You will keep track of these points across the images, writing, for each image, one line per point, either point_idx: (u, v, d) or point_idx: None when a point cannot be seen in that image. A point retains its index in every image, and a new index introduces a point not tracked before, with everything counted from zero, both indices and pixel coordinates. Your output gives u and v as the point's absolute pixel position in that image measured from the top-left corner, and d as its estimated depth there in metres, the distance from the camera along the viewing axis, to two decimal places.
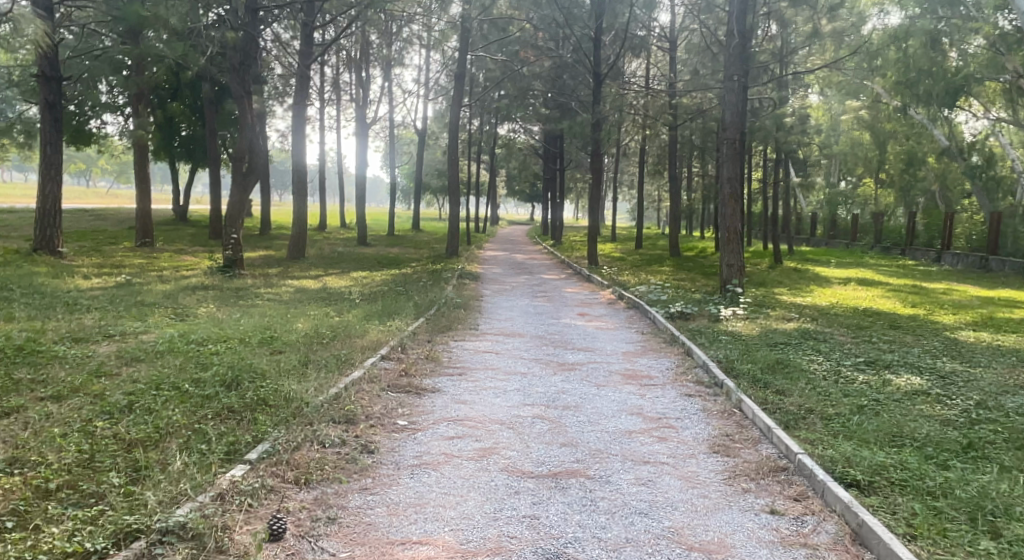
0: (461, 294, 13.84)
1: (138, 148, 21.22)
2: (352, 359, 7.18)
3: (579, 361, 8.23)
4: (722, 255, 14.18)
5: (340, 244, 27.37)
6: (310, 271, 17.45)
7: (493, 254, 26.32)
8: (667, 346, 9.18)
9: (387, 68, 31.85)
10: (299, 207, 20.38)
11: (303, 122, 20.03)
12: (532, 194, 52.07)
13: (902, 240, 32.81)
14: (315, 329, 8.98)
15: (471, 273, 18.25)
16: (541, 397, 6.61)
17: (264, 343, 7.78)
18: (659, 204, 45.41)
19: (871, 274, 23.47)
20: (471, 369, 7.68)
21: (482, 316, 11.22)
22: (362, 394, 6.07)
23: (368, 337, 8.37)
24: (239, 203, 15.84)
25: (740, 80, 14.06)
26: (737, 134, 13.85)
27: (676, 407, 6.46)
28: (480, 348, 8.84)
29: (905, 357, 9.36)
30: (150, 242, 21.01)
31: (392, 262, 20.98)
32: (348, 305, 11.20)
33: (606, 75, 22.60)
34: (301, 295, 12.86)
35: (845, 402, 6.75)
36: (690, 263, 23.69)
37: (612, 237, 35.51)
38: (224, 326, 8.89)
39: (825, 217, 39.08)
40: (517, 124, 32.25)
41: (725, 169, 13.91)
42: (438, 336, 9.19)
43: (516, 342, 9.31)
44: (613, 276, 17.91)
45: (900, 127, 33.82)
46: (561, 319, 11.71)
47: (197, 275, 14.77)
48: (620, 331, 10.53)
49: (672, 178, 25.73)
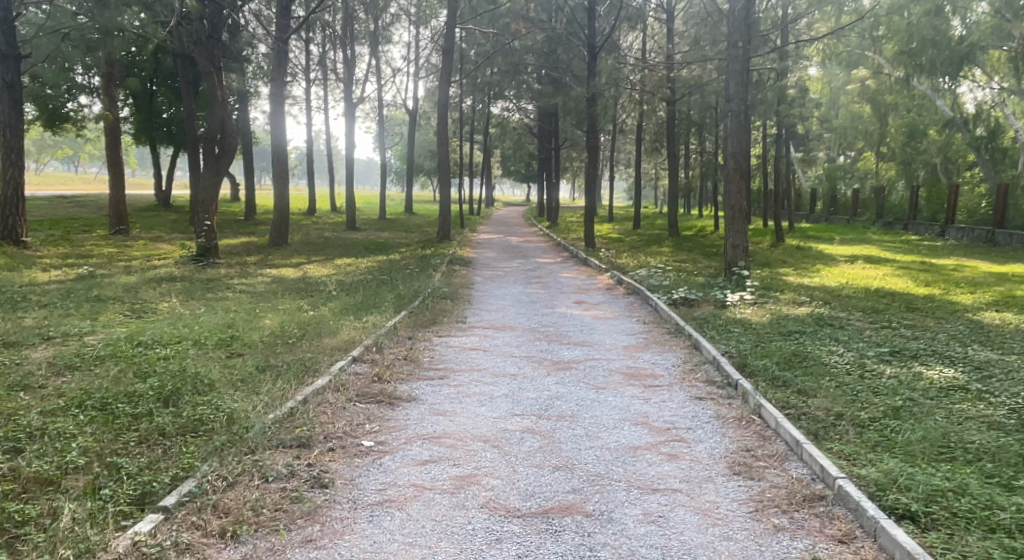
0: (450, 281, 13.01)
1: (110, 132, 20.26)
2: (319, 363, 6.34)
3: (575, 359, 7.42)
4: (727, 235, 13.33)
5: (328, 229, 26.47)
6: (291, 259, 16.59)
7: (486, 236, 25.42)
8: (671, 338, 8.38)
9: (374, 45, 30.79)
10: (280, 190, 19.47)
11: (282, 101, 19.06)
12: (526, 174, 51.12)
13: (905, 215, 31.98)
14: (284, 326, 8.14)
15: (462, 258, 17.41)
16: (532, 405, 5.78)
17: (220, 345, 6.94)
18: (656, 181, 44.51)
19: (877, 251, 22.65)
20: (454, 371, 6.85)
21: (471, 307, 10.39)
22: (323, 408, 5.21)
23: (342, 336, 7.53)
24: (213, 186, 14.96)
25: (745, 47, 13.11)
26: (742, 106, 12.95)
27: (685, 415, 5.63)
28: (466, 344, 8.01)
29: (931, 345, 8.52)
30: (125, 230, 20.15)
31: (379, 247, 20.11)
32: (326, 297, 10.36)
33: (600, 48, 21.62)
34: (278, 286, 12.00)
35: (878, 404, 5.92)
36: (689, 243, 22.86)
37: (608, 217, 34.65)
38: (181, 324, 8.05)
39: (825, 193, 38.23)
40: (509, 102, 31.30)
41: (730, 144, 13.03)
42: (420, 332, 8.35)
43: (506, 337, 8.47)
44: (610, 259, 17.08)
45: (902, 99, 32.91)
46: (555, 308, 10.88)
47: (168, 265, 13.93)
48: (619, 321, 9.72)
49: (669, 155, 24.83)
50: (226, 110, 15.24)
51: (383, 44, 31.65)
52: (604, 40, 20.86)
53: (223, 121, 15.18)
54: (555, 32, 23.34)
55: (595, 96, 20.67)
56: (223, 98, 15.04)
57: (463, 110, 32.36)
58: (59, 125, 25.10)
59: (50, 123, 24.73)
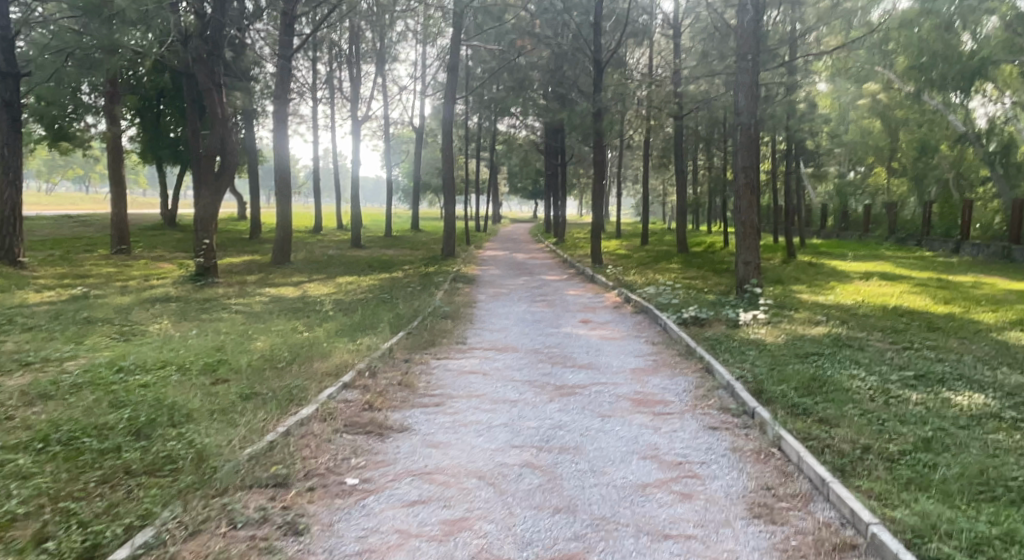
0: (452, 300, 12.61)
1: (113, 151, 20.01)
2: (308, 390, 5.94)
3: (580, 384, 7.00)
4: (738, 252, 12.91)
5: (333, 247, 26.16)
6: (292, 278, 16.24)
7: (493, 254, 25.04)
8: (682, 361, 7.96)
9: (380, 62, 30.64)
10: (282, 208, 19.17)
11: (285, 119, 18.85)
12: (533, 191, 50.85)
13: (918, 230, 31.47)
14: (276, 350, 7.78)
15: (467, 276, 17.02)
16: (533, 436, 5.38)
17: (205, 370, 6.57)
18: (664, 198, 44.14)
19: (891, 267, 22.17)
20: (450, 397, 6.43)
21: (472, 327, 9.99)
22: (306, 440, 4.80)
23: (336, 359, 7.14)
24: (212, 203, 14.68)
25: (755, 61, 12.74)
26: (752, 120, 12.60)
27: (699, 448, 5.23)
28: (465, 368, 7.59)
29: (956, 368, 8.08)
30: (127, 250, 19.89)
31: (383, 265, 19.77)
32: (323, 317, 10.01)
33: (607, 63, 21.32)
34: (276, 306, 11.67)
35: (907, 435, 5.50)
36: (699, 260, 22.42)
37: (616, 234, 34.25)
38: (168, 347, 7.70)
39: (836, 209, 37.77)
40: (516, 119, 31.04)
41: (739, 158, 12.67)
42: (418, 355, 7.96)
43: (508, 359, 8.06)
44: (618, 276, 16.67)
45: (912, 114, 32.53)
46: (561, 328, 10.46)
47: (165, 284, 13.63)
48: (627, 342, 9.30)
49: (678, 171, 24.48)
50: (227, 127, 15.02)
51: (389, 62, 31.54)
52: (610, 55, 20.57)
53: (222, 139, 14.95)
54: (561, 47, 23.09)
55: (602, 111, 20.36)
56: (224, 115, 14.82)
57: (469, 127, 32.15)
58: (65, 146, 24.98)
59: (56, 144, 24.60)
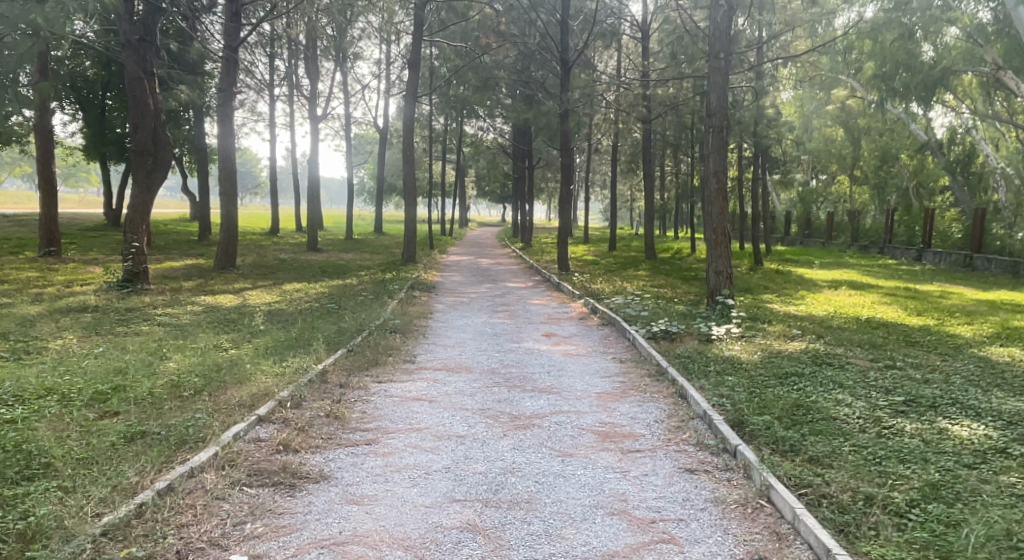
0: (405, 310, 11.72)
1: (41, 145, 19.28)
2: (209, 427, 5.11)
3: (538, 413, 6.11)
4: (708, 261, 12.15)
5: (288, 250, 25.05)
6: (234, 283, 15.25)
7: (455, 258, 24.23)
8: (654, 383, 7.12)
9: (341, 60, 29.55)
10: (228, 209, 18.08)
11: (231, 114, 17.72)
12: (500, 195, 50.08)
13: (881, 238, 31.29)
14: (187, 371, 6.97)
15: (425, 282, 16.14)
16: (481, 483, 4.53)
17: (92, 403, 5.78)
18: (630, 203, 43.64)
19: (858, 275, 21.73)
20: (387, 432, 5.52)
21: (424, 343, 9.06)
22: (190, 500, 4.12)
23: (254, 385, 6.27)
24: (143, 203, 13.66)
25: (728, 58, 11.94)
26: (724, 121, 11.89)
27: (676, 498, 4.42)
28: (410, 394, 6.65)
29: (948, 388, 7.30)
30: (56, 252, 19.29)
31: (336, 270, 18.78)
32: (253, 330, 9.16)
33: (573, 63, 20.56)
34: (207, 317, 10.77)
35: (916, 477, 4.71)
36: (666, 266, 21.89)
37: (581, 238, 33.62)
38: (62, 371, 6.86)
39: (801, 215, 37.51)
40: (482, 122, 30.20)
41: (710, 161, 11.93)
42: (357, 377, 7.06)
43: (459, 383, 7.14)
44: (584, 283, 15.92)
45: (876, 123, 32.34)
46: (521, 343, 9.58)
47: (88, 293, 12.75)
48: (592, 360, 8.46)
49: (644, 175, 23.82)
50: (159, 121, 13.97)
51: (350, 61, 30.48)
52: (577, 55, 19.77)
53: (154, 133, 13.86)
54: (527, 46, 22.30)
55: (566, 113, 19.61)
56: (156, 108, 13.80)
57: (431, 130, 31.18)
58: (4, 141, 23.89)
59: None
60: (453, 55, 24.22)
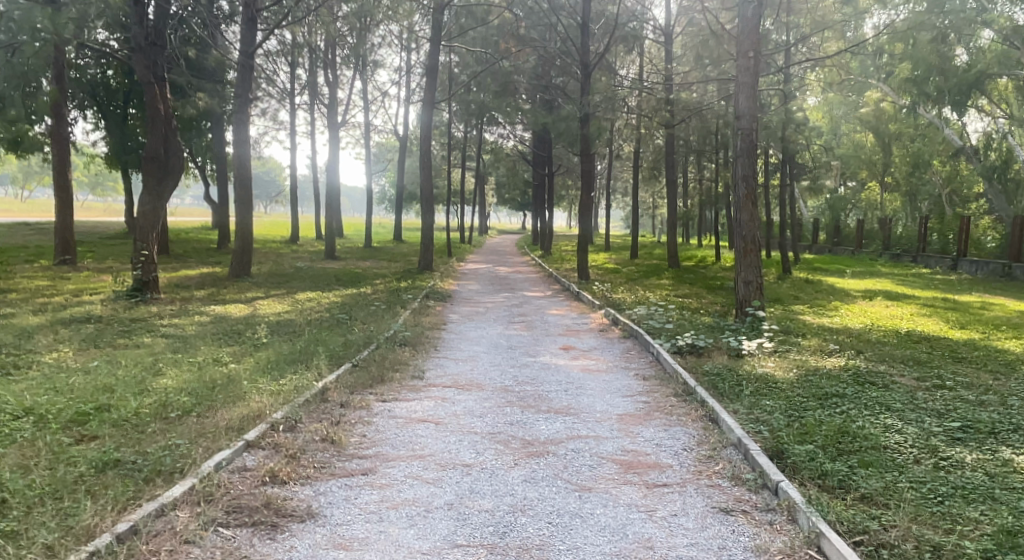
0: (418, 321, 11.23)
1: (58, 152, 19.09)
2: (189, 456, 4.61)
3: (553, 439, 5.55)
4: (737, 270, 11.49)
5: (305, 258, 24.74)
6: (246, 292, 14.88)
7: (474, 267, 23.77)
8: (681, 405, 6.53)
9: (361, 67, 29.24)
10: (243, 217, 17.74)
11: (247, 121, 17.39)
12: (522, 203, 49.64)
13: (913, 246, 30.38)
14: (180, 389, 6.51)
15: (441, 292, 15.67)
16: (489, 526, 4.01)
17: (70, 427, 5.33)
18: (654, 211, 43.02)
19: (892, 285, 20.93)
20: (387, 461, 4.98)
21: (434, 358, 8.54)
22: (154, 546, 3.66)
23: (247, 405, 5.78)
24: (153, 211, 13.33)
25: (757, 58, 11.34)
26: (754, 124, 11.28)
27: (710, 547, 3.87)
28: (415, 415, 6.13)
29: (1009, 412, 6.58)
30: (72, 260, 19.08)
31: (351, 279, 18.37)
32: (257, 343, 8.69)
33: (595, 67, 20.03)
34: (213, 328, 10.34)
35: (987, 521, 4.10)
36: (691, 275, 21.28)
37: (604, 246, 33.05)
38: (47, 389, 6.43)
39: (829, 223, 36.65)
40: (501, 128, 29.78)
41: (739, 166, 11.31)
42: (360, 396, 6.55)
43: (469, 403, 6.59)
44: (605, 293, 15.37)
45: (907, 129, 31.47)
46: (538, 357, 9.03)
47: (95, 302, 12.43)
48: (614, 377, 7.88)
49: (667, 181, 23.19)
50: (170, 127, 13.61)
51: (371, 68, 30.17)
52: (598, 59, 19.24)
53: (165, 140, 13.52)
54: (547, 51, 21.78)
55: (588, 117, 19.06)
56: (166, 114, 13.43)
57: (451, 137, 30.78)
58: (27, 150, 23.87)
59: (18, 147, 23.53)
60: (472, 60, 23.80)
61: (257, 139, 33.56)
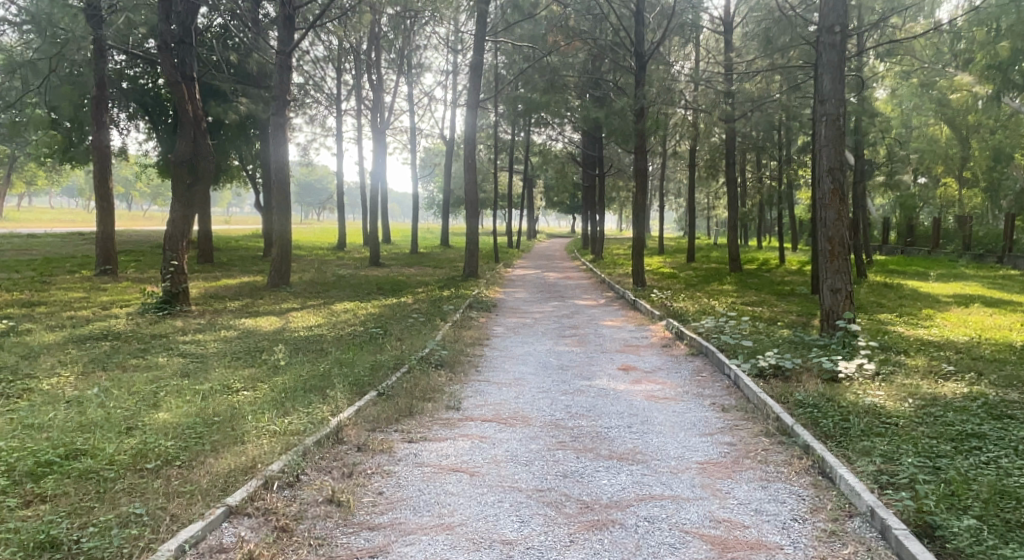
0: (461, 335, 10.12)
1: (98, 160, 18.31)
2: (147, 535, 3.69)
3: (617, 500, 4.39)
4: (822, 277, 10.07)
5: (351, 266, 23.95)
6: (281, 303, 13.99)
7: (522, 273, 22.63)
8: (777, 451, 5.35)
9: (407, 68, 28.33)
10: (281, 224, 16.93)
11: (282, 124, 16.55)
12: (573, 205, 48.38)
13: (998, 247, 28.25)
14: (172, 427, 5.44)
15: (487, 301, 14.58)
16: None
17: (25, 483, 4.33)
18: (710, 211, 41.36)
19: (983, 289, 19.13)
20: (405, 536, 3.91)
21: (474, 382, 7.41)
22: None
23: (244, 451, 4.74)
24: (183, 219, 12.51)
25: (844, 34, 9.90)
26: (840, 109, 9.89)
27: None
28: (446, 462, 5.05)
29: None
30: (112, 270, 18.46)
31: (393, 287, 17.42)
32: (275, 366, 7.65)
33: (650, 59, 18.66)
34: (238, 345, 9.33)
35: None
36: (756, 280, 19.84)
37: (660, 249, 31.62)
38: (17, 428, 5.44)
39: (901, 223, 34.49)
40: (551, 129, 28.63)
41: (824, 157, 9.90)
42: (382, 436, 5.47)
43: (513, 444, 5.49)
44: (665, 301, 14.10)
45: (987, 121, 29.30)
46: (594, 379, 7.84)
47: (121, 315, 11.62)
48: (686, 408, 6.66)
49: (727, 180, 21.73)
50: (199, 129, 12.74)
51: (418, 71, 29.35)
52: (653, 49, 17.91)
53: (195, 144, 12.66)
54: (599, 44, 20.57)
55: (643, 111, 17.78)
56: (196, 116, 12.55)
57: (499, 139, 29.74)
58: (78, 160, 23.53)
59: (68, 157, 23.17)
60: (519, 57, 22.69)
61: (305, 145, 32.99)
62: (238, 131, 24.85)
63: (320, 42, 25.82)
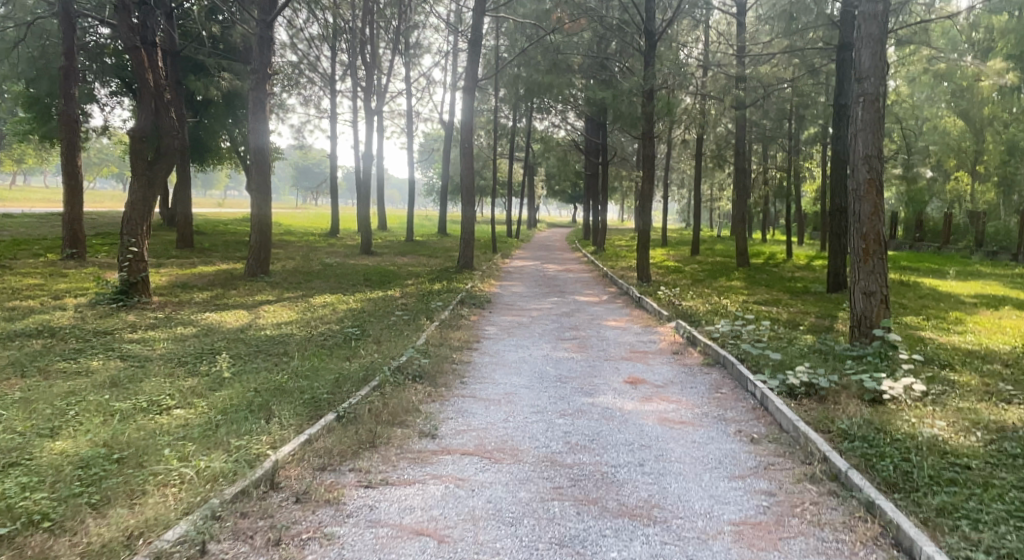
0: (447, 337, 8.97)
1: (67, 138, 17.07)
2: None
3: None
4: (854, 278, 8.87)
5: (340, 253, 22.76)
6: (255, 295, 12.81)
7: (519, 264, 21.44)
8: (829, 507, 4.29)
9: (402, 47, 27.00)
10: (260, 209, 15.72)
11: (263, 100, 15.32)
12: (573, 193, 47.14)
13: (1014, 245, 27.08)
14: (59, 465, 4.30)
15: (479, 295, 13.42)
16: None
17: None
18: (714, 202, 40.14)
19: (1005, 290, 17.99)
20: None
21: (456, 400, 6.24)
22: None
23: (133, 513, 3.69)
24: (143, 200, 11.31)
25: (886, 4, 8.67)
26: (880, 89, 8.68)
27: None
28: (410, 521, 3.92)
29: None
30: (80, 255, 17.23)
31: (381, 278, 16.22)
32: (224, 376, 6.51)
33: (660, 39, 17.36)
34: (191, 346, 8.15)
35: None
36: (766, 275, 18.70)
37: (664, 241, 30.44)
38: None
39: (911, 218, 33.22)
40: (552, 115, 27.38)
41: (858, 144, 8.71)
42: (331, 481, 4.33)
43: (499, 491, 4.36)
44: (674, 298, 12.95)
45: (1004, 113, 28.00)
46: (597, 396, 6.67)
47: (71, 308, 10.44)
48: (708, 438, 5.52)
49: (737, 171, 20.53)
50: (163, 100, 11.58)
51: (415, 52, 28.07)
52: (664, 28, 16.60)
53: (156, 116, 11.48)
54: (604, 24, 19.30)
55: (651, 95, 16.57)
56: (157, 86, 11.33)
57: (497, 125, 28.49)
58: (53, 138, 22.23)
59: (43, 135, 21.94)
60: (520, 37, 21.38)
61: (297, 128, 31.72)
62: (224, 110, 23.71)
63: (312, 19, 24.53)
